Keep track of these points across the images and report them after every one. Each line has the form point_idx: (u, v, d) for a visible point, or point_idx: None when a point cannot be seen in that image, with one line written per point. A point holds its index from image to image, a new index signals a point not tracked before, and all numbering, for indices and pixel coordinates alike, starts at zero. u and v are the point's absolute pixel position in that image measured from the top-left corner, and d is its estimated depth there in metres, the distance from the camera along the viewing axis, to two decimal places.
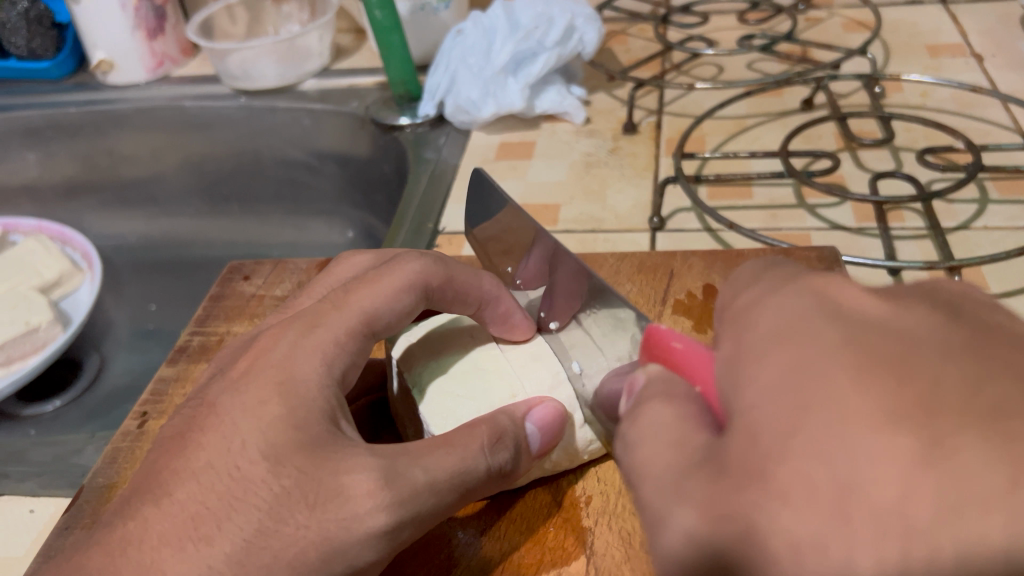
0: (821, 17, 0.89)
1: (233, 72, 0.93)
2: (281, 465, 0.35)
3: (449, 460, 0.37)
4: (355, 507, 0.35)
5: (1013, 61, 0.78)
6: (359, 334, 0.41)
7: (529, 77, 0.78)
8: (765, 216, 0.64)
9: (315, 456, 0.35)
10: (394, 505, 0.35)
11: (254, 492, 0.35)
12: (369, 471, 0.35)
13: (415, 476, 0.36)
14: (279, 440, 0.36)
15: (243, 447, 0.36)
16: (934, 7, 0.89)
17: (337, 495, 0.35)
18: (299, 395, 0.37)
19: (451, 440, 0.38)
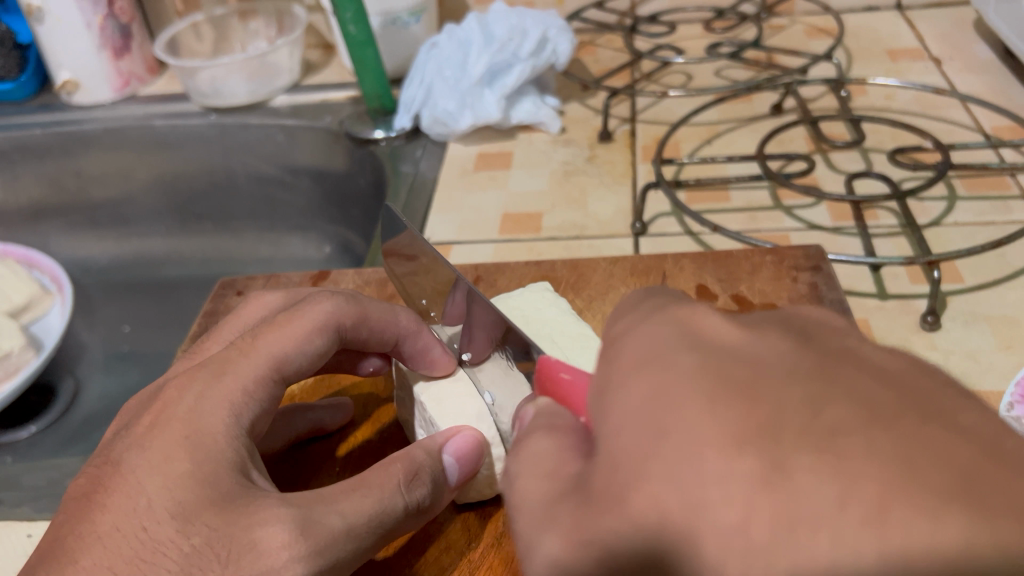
0: (784, 24, 0.91)
1: (202, 89, 0.92)
2: (189, 522, 0.33)
3: (366, 503, 0.36)
4: (269, 552, 0.33)
5: (970, 63, 0.81)
6: (270, 381, 0.40)
7: (505, 87, 0.78)
8: (745, 219, 0.66)
9: (225, 506, 0.34)
10: (310, 556, 0.33)
11: (161, 551, 0.33)
12: (284, 520, 0.34)
13: (330, 522, 0.34)
14: (186, 496, 0.34)
15: (149, 507, 0.34)
16: (891, 13, 0.92)
17: (254, 546, 0.33)
18: (207, 448, 0.35)
19: (367, 482, 0.37)
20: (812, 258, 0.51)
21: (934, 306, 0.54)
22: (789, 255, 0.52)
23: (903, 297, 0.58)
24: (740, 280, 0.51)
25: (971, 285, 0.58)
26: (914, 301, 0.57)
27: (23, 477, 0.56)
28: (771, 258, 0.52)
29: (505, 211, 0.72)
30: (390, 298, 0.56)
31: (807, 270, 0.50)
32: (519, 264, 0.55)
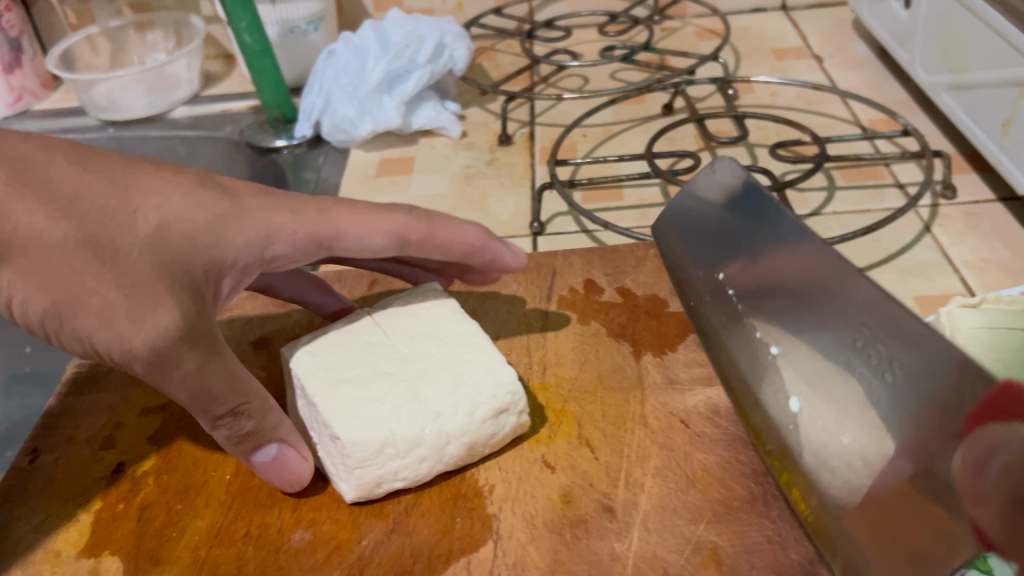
0: (677, 27, 0.94)
1: (99, 102, 0.91)
2: (143, 250, 0.37)
3: (218, 374, 0.38)
4: (147, 321, 0.36)
5: (849, 60, 0.85)
6: (297, 244, 0.43)
7: (404, 94, 0.79)
8: (636, 215, 0.68)
9: (148, 284, 0.37)
10: (155, 347, 0.36)
11: (116, 237, 0.37)
12: (181, 316, 0.37)
13: (189, 362, 0.37)
14: (166, 242, 0.39)
15: (132, 216, 0.38)
16: (776, 14, 0.96)
17: (142, 319, 0.36)
18: (198, 254, 0.40)
19: (236, 374, 0.39)
20: None
21: None
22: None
23: None
24: (626, 273, 0.53)
25: None
26: None
27: None
28: (655, 252, 0.54)
29: None
30: (284, 305, 0.56)
31: None
32: None
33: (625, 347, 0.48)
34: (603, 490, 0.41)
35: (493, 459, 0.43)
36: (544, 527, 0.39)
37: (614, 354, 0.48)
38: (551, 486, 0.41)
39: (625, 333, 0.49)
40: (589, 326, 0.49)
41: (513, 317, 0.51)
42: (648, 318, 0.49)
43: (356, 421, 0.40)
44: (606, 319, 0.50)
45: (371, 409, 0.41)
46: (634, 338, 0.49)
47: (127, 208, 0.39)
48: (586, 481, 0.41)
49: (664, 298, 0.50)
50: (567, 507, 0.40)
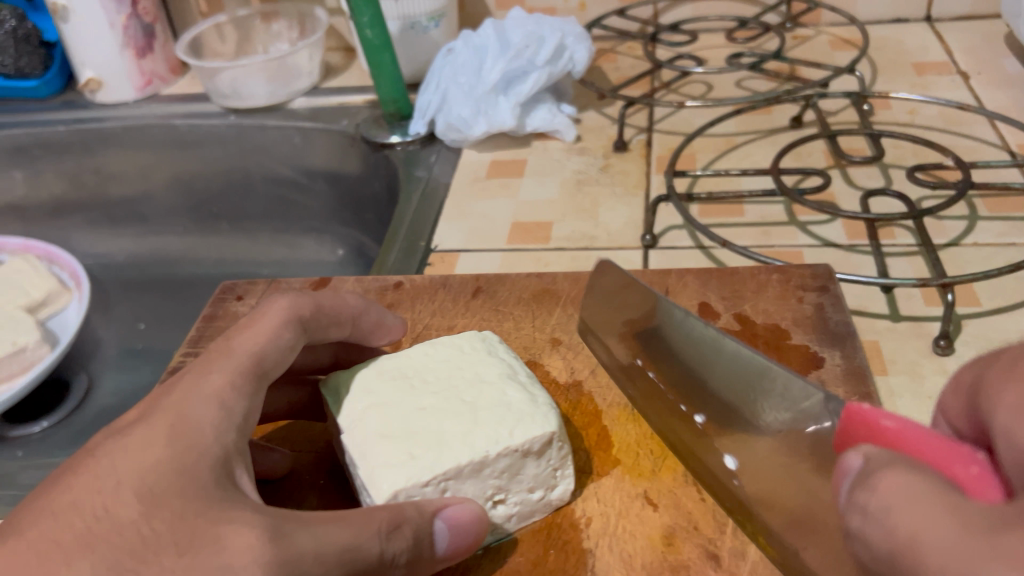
0: (808, 35, 0.90)
1: (223, 90, 0.93)
2: (155, 508, 0.33)
3: (340, 534, 0.33)
4: (229, 560, 0.31)
5: (999, 78, 0.79)
6: (250, 374, 0.40)
7: (520, 95, 0.78)
8: (757, 234, 0.65)
9: (185, 534, 0.32)
10: (273, 564, 0.31)
11: (118, 534, 0.33)
12: (250, 529, 0.32)
13: (298, 538, 0.32)
14: (158, 487, 0.34)
15: (117, 488, 0.34)
16: (920, 25, 0.90)
17: (216, 553, 0.31)
18: (188, 437, 0.36)
19: (349, 516, 0.34)
20: (819, 277, 0.50)
21: (947, 330, 0.53)
22: (799, 274, 0.51)
23: (915, 319, 0.56)
24: (745, 298, 0.50)
25: (987, 309, 0.56)
26: (926, 324, 0.56)
27: (20, 474, 0.56)
28: (778, 277, 0.51)
29: (514, 220, 0.72)
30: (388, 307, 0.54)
31: (813, 291, 0.49)
32: (522, 275, 0.54)
33: None
34: (708, 535, 0.38)
35: (592, 489, 0.41)
36: (641, 569, 0.37)
37: None
38: (651, 524, 0.39)
39: None
40: None
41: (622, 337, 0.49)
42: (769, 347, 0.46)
43: (508, 428, 0.38)
44: None
45: (486, 413, 0.39)
46: None
47: (108, 501, 0.34)
48: (691, 523, 0.39)
49: (785, 329, 0.47)
50: (668, 550, 0.38)
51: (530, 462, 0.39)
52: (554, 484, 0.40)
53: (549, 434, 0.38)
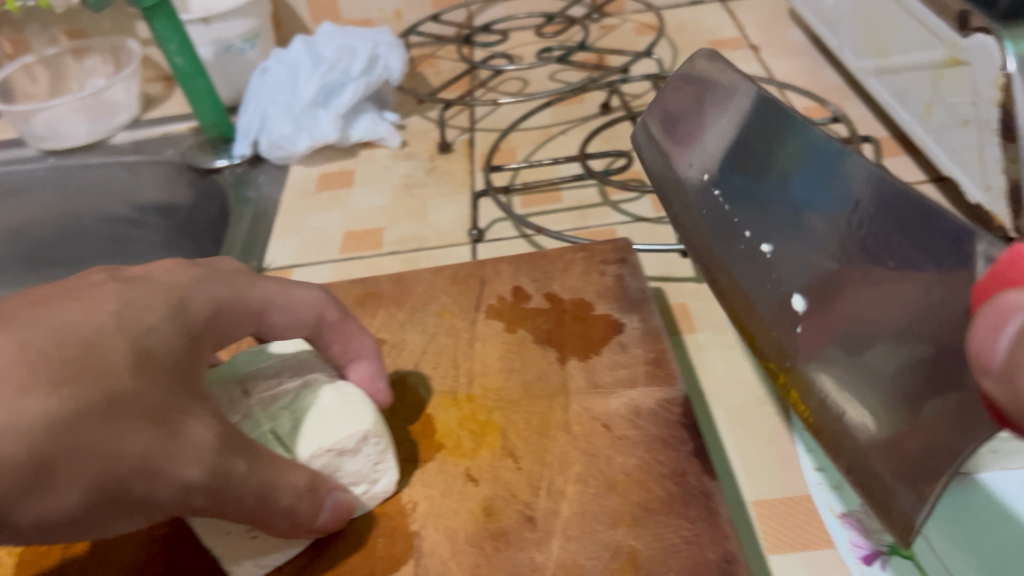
0: (614, 24, 0.95)
1: (38, 132, 0.90)
2: (142, 372, 0.30)
3: (269, 470, 0.33)
4: (184, 450, 0.30)
5: (785, 48, 0.86)
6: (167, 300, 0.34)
7: (340, 107, 0.79)
8: (574, 217, 0.68)
9: (162, 406, 0.30)
10: (214, 472, 0.31)
11: (81, 373, 0.28)
12: (213, 425, 0.31)
13: (241, 468, 0.32)
14: (125, 352, 0.30)
15: (77, 328, 0.29)
16: (714, 6, 0.96)
17: (179, 447, 0.30)
18: (148, 337, 0.32)
19: (277, 459, 0.34)
20: (618, 251, 0.54)
21: None
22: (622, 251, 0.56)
23: None
24: (554, 278, 0.53)
25: None
26: None
27: None
28: (583, 255, 0.54)
29: (347, 229, 0.73)
30: None
31: (614, 263, 0.53)
32: (345, 282, 0.56)
33: (552, 353, 0.48)
34: (524, 499, 0.40)
35: (417, 474, 0.43)
36: (464, 541, 0.38)
37: (540, 360, 0.47)
38: (473, 499, 0.40)
39: (551, 339, 0.48)
40: (516, 333, 0.49)
41: (441, 329, 0.51)
42: (573, 320, 0.49)
43: (318, 435, 0.39)
44: (533, 326, 0.50)
45: (323, 419, 0.40)
46: (560, 343, 0.48)
47: (103, 335, 0.30)
48: (508, 491, 0.40)
49: (590, 301, 0.50)
50: (487, 520, 0.39)
51: (349, 460, 0.40)
52: (375, 477, 0.41)
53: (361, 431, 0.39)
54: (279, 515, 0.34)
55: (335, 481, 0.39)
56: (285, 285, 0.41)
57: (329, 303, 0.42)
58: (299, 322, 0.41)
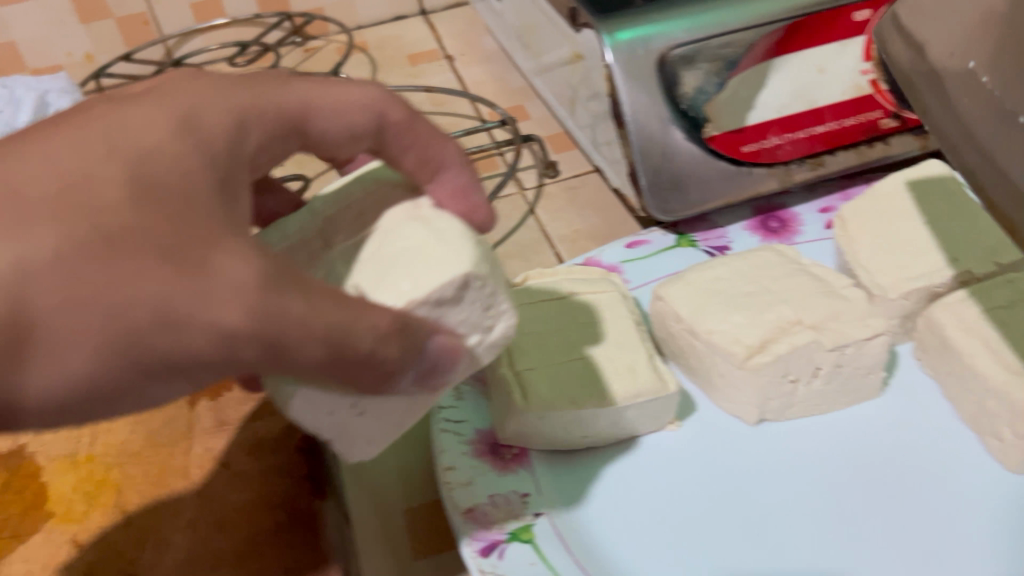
0: (317, 47, 0.94)
1: None
2: (142, 206, 0.31)
3: (253, 302, 0.31)
4: (220, 277, 0.31)
5: (478, 56, 0.88)
6: (114, 137, 0.34)
7: None
8: None
9: (177, 243, 0.31)
10: (254, 310, 0.31)
11: (106, 204, 0.31)
12: (249, 265, 0.32)
13: (271, 300, 0.32)
14: (106, 195, 0.31)
15: (65, 165, 0.32)
16: (415, 20, 0.98)
17: (213, 291, 0.31)
18: (157, 170, 0.33)
19: (206, 278, 0.31)
20: None
21: None
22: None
23: None
24: None
25: None
26: None
27: None
28: None
29: None
30: None
31: None
32: None
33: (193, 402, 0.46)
34: None
35: None
36: None
37: None
38: None
39: None
40: None
41: None
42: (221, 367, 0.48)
43: (410, 283, 0.37)
44: None
45: (387, 268, 0.38)
46: None
47: (89, 175, 0.32)
48: None
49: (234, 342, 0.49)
50: None
51: (451, 308, 0.38)
52: (489, 324, 0.40)
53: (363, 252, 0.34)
54: (195, 342, 0.31)
55: (440, 323, 0.38)
56: (327, 86, 0.41)
57: (391, 103, 0.42)
58: (177, 171, 0.33)
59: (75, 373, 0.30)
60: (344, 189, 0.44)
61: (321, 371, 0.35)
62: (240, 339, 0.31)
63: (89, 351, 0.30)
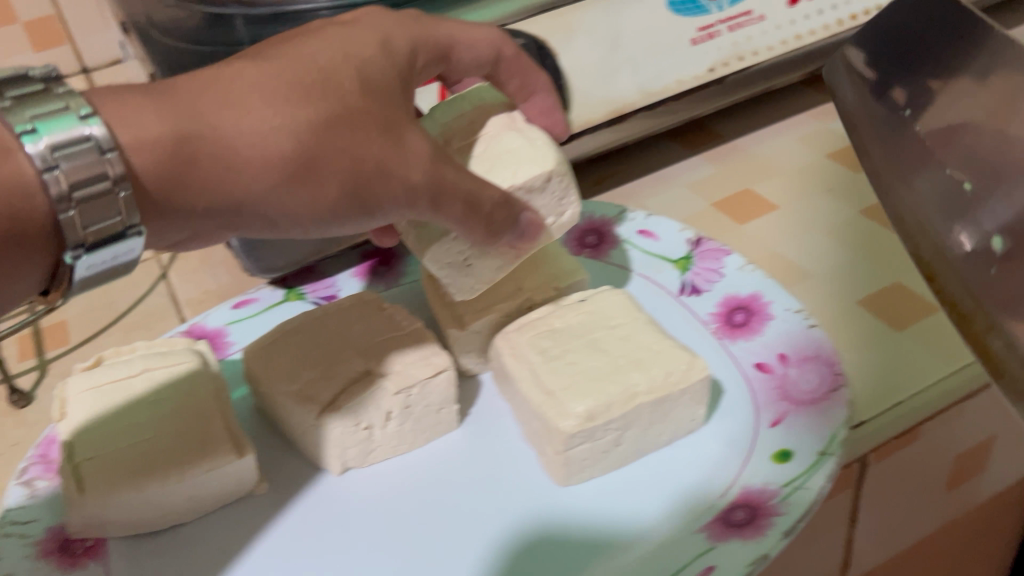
0: None
1: None
2: (368, 92, 0.41)
3: (438, 167, 0.42)
4: (409, 150, 0.41)
5: None
6: (304, 69, 0.40)
7: None
8: None
9: (384, 118, 0.41)
10: (438, 164, 0.42)
11: (344, 94, 0.40)
12: (423, 141, 0.42)
13: (441, 170, 0.42)
14: (291, 92, 0.39)
15: (258, 81, 0.39)
16: None
17: (406, 152, 0.41)
18: (325, 92, 0.40)
19: (362, 162, 0.40)
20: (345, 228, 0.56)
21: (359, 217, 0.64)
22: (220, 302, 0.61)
23: None
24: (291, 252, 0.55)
25: None
26: None
27: None
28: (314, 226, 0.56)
29: None
30: None
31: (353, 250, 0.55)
32: None
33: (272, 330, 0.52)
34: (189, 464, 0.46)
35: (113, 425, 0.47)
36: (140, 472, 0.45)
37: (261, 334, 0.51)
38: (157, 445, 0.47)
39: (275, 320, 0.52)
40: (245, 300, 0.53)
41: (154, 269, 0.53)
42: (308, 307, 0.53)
43: (513, 172, 0.47)
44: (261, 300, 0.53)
45: (496, 160, 0.48)
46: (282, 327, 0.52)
47: (332, 71, 0.41)
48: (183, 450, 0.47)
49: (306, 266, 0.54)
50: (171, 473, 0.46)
51: (537, 196, 0.48)
52: (562, 212, 0.50)
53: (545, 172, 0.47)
54: (391, 195, 0.42)
55: (528, 205, 0.48)
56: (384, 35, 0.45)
57: (504, 42, 0.51)
58: (319, 90, 0.40)
59: (316, 202, 0.40)
60: (452, 103, 0.52)
61: (455, 222, 0.44)
62: (417, 190, 0.42)
63: (284, 196, 0.39)
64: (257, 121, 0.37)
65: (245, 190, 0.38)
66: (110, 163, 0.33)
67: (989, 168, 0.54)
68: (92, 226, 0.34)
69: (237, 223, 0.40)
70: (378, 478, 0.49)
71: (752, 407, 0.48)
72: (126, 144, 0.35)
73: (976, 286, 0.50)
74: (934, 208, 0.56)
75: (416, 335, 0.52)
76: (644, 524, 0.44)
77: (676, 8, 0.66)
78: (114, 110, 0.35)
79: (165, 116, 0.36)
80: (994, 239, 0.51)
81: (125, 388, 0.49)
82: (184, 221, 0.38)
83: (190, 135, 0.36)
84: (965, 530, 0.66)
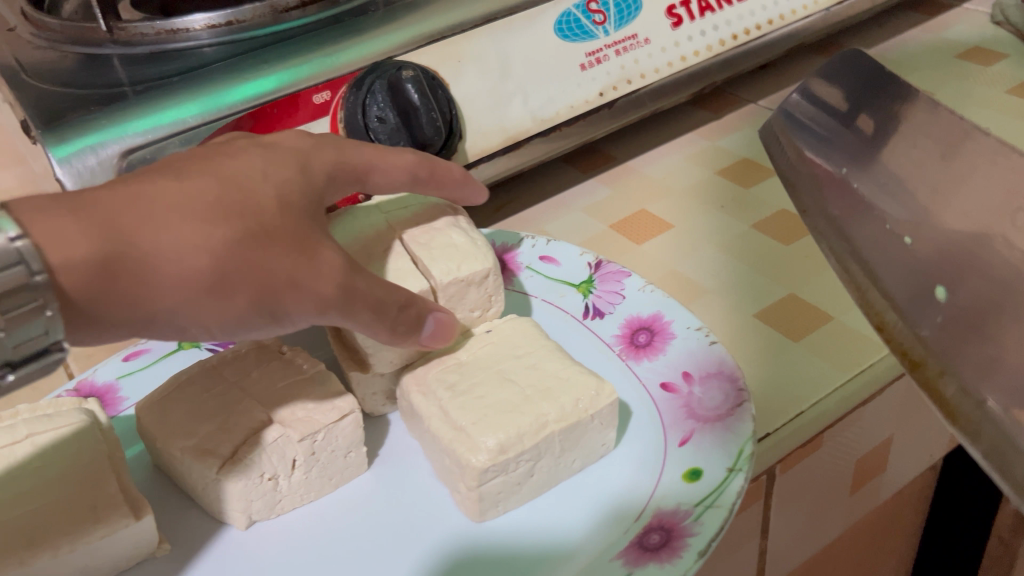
0: None
1: None
2: (286, 208, 0.42)
3: (362, 290, 0.43)
4: (325, 267, 0.41)
5: None
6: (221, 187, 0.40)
7: None
8: None
9: (299, 235, 0.41)
10: (351, 280, 0.42)
11: (258, 210, 0.40)
12: (340, 258, 0.42)
13: (357, 284, 0.43)
14: (204, 208, 0.39)
15: (170, 198, 0.39)
16: None
17: (322, 269, 0.41)
18: (237, 202, 0.40)
19: (281, 278, 0.40)
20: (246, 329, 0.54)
21: None
22: (108, 357, 0.58)
23: None
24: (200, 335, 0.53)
25: None
26: None
27: None
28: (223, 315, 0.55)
29: None
30: None
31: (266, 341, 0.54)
32: None
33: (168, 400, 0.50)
34: (75, 534, 0.43)
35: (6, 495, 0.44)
36: (40, 542, 0.43)
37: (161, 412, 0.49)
38: (46, 517, 0.44)
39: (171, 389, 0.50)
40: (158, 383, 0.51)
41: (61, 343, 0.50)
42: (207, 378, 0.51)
43: (454, 266, 0.51)
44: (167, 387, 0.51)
45: (436, 252, 0.52)
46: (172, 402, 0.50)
47: (250, 183, 0.41)
48: (69, 517, 0.44)
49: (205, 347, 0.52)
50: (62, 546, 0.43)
51: (472, 290, 0.52)
52: (489, 306, 0.54)
53: (485, 268, 0.51)
54: (302, 305, 0.41)
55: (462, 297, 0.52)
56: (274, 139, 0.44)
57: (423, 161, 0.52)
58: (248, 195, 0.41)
59: (224, 315, 0.40)
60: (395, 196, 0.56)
61: (367, 328, 0.44)
62: (330, 303, 0.42)
63: (197, 315, 0.39)
64: (175, 236, 0.37)
65: (156, 304, 0.38)
66: (38, 287, 0.34)
67: (935, 232, 0.58)
68: (17, 342, 0.35)
69: (149, 332, 0.40)
70: (282, 530, 0.47)
71: (660, 428, 0.48)
72: (55, 265, 0.35)
73: (927, 336, 0.52)
74: (857, 265, 0.59)
75: (319, 378, 0.51)
76: (560, 551, 0.43)
77: (564, 34, 0.67)
78: (38, 223, 0.35)
79: (88, 230, 0.36)
80: (937, 289, 0.55)
81: (8, 454, 0.46)
82: (106, 329, 0.38)
83: (103, 251, 0.36)
84: (868, 533, 0.69)
